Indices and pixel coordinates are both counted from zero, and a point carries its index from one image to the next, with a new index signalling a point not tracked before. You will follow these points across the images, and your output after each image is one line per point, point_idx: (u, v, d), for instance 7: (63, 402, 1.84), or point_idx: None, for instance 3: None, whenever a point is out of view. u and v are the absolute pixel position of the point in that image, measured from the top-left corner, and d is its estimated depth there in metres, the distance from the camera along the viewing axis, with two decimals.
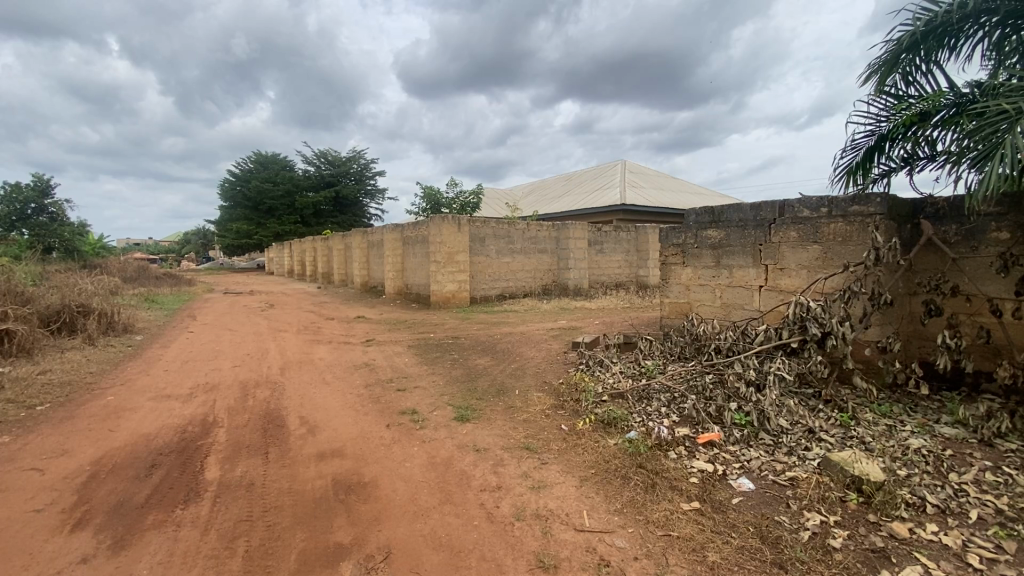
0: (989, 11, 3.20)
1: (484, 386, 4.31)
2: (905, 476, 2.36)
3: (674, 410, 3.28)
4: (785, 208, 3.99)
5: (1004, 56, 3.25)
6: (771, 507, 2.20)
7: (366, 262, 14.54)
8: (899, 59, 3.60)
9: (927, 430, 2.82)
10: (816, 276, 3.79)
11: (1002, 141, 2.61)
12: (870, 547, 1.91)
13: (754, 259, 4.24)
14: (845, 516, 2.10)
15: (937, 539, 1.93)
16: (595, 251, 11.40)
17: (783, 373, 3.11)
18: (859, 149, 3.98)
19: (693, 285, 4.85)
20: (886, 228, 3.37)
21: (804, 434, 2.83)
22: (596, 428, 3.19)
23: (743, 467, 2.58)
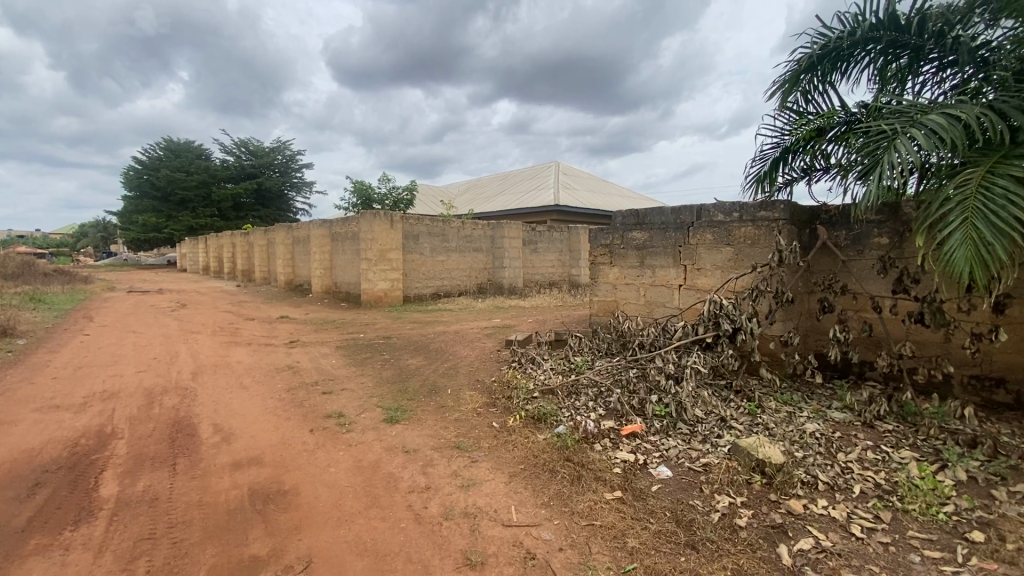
0: (874, 40, 3.61)
1: (416, 386, 4.24)
2: (802, 457, 2.60)
3: (601, 404, 3.41)
4: (702, 213, 4.26)
5: (885, 81, 3.67)
6: (687, 493, 2.35)
7: (291, 258, 13.82)
8: (800, 78, 3.95)
9: (821, 416, 3.12)
10: (728, 275, 4.09)
11: (882, 156, 2.94)
12: (771, 524, 2.08)
13: (674, 260, 4.50)
14: (750, 496, 2.29)
15: (827, 513, 2.15)
16: (529, 250, 11.54)
17: (699, 366, 3.33)
18: (767, 159, 4.33)
19: (619, 284, 5.05)
20: (788, 232, 3.70)
21: (717, 423, 3.03)
22: (527, 424, 3.24)
23: (663, 455, 2.74)
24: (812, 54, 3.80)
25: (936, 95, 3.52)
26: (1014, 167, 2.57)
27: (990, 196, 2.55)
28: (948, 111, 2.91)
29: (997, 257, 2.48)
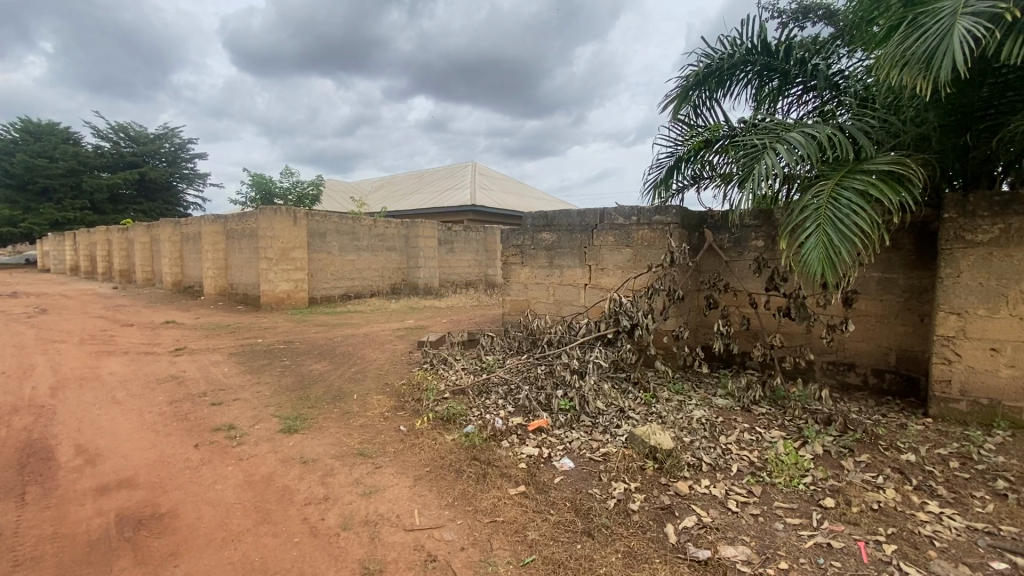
0: (750, 63, 4.02)
1: (319, 393, 4.02)
2: (689, 441, 2.83)
3: (509, 401, 3.47)
4: (605, 215, 4.47)
5: (760, 100, 4.10)
6: (586, 482, 2.47)
7: (179, 257, 12.55)
8: (689, 93, 4.29)
9: (708, 403, 3.42)
10: (628, 275, 4.35)
11: (754, 168, 3.28)
12: (660, 505, 2.24)
13: (580, 260, 4.69)
14: (643, 481, 2.45)
15: (709, 491, 2.35)
16: (444, 250, 11.40)
17: (601, 360, 3.50)
18: (663, 167, 4.65)
19: (530, 284, 5.16)
20: (679, 235, 4.01)
21: (616, 414, 3.21)
22: (435, 425, 3.21)
23: (566, 448, 2.85)
24: (699, 72, 4.15)
25: (801, 115, 3.98)
26: (856, 181, 2.98)
27: (839, 206, 2.95)
28: (806, 130, 3.31)
29: (842, 259, 2.87)
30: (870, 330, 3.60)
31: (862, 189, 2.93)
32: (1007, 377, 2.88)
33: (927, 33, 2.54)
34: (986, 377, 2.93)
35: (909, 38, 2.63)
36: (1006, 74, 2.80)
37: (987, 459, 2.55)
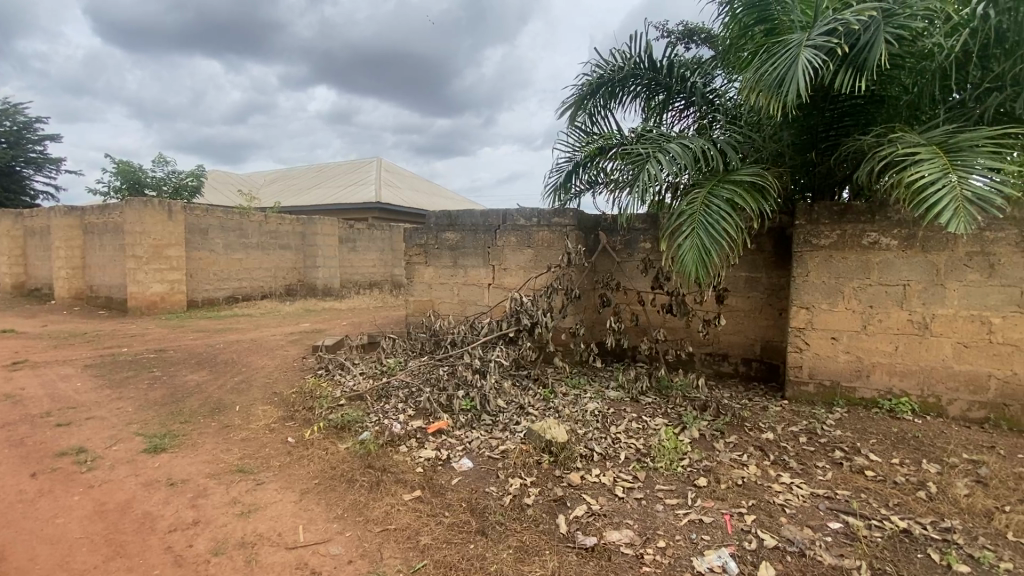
0: (638, 77, 4.30)
1: (194, 406, 3.62)
2: (583, 433, 2.96)
3: (410, 405, 3.40)
4: (507, 216, 4.54)
5: (648, 112, 4.38)
6: (484, 481, 2.48)
7: (20, 254, 10.70)
8: (585, 101, 4.49)
9: (601, 395, 3.60)
10: (529, 275, 4.45)
11: (639, 174, 3.51)
12: (553, 497, 2.31)
13: (483, 260, 4.70)
14: (539, 475, 2.51)
15: (599, 480, 2.47)
16: (346, 249, 10.82)
17: (502, 359, 3.53)
18: (562, 171, 4.81)
19: (433, 284, 5.07)
20: (576, 236, 4.20)
21: (516, 411, 3.27)
22: (328, 434, 3.04)
23: (465, 448, 2.84)
24: (592, 81, 4.36)
25: (681, 128, 4.33)
26: (724, 190, 3.31)
27: (710, 212, 3.25)
28: (682, 141, 3.61)
29: (711, 259, 3.19)
30: (739, 324, 4.02)
31: (728, 197, 3.26)
32: (844, 362, 3.35)
33: (779, 61, 2.88)
34: (828, 362, 3.39)
35: (765, 63, 2.98)
36: (843, 101, 3.27)
37: (828, 434, 2.95)
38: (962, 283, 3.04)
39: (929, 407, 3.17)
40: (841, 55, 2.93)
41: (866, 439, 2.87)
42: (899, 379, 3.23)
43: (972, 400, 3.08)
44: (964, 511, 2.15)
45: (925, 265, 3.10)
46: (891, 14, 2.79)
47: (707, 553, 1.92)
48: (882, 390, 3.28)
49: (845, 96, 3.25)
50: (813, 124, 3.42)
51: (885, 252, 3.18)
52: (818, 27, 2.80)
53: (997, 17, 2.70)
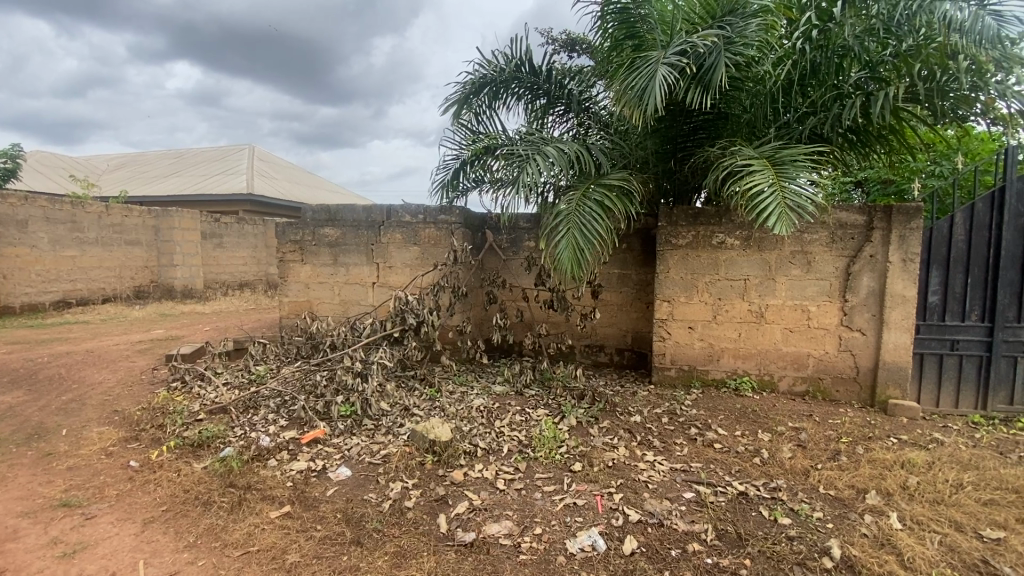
0: (520, 80, 4.42)
1: (3, 435, 3.00)
2: (468, 430, 2.96)
3: (282, 415, 3.15)
4: (391, 213, 4.39)
5: (531, 115, 4.52)
6: (362, 488, 2.38)
7: None
8: (470, 99, 4.51)
9: (487, 391, 3.65)
10: (416, 273, 4.37)
11: (519, 175, 3.60)
12: (434, 497, 2.29)
13: (366, 258, 4.50)
14: (421, 477, 2.47)
15: (482, 475, 2.50)
16: (210, 246, 9.70)
17: (385, 361, 3.41)
18: (449, 168, 4.77)
19: (311, 284, 4.73)
20: (462, 234, 4.21)
21: (400, 413, 3.19)
22: (182, 454, 2.71)
23: (344, 456, 2.71)
24: (475, 80, 4.40)
25: (561, 132, 4.53)
26: (597, 193, 3.54)
27: (584, 213, 3.46)
28: (560, 145, 3.78)
29: (586, 258, 3.40)
30: (614, 317, 4.32)
31: (600, 200, 3.49)
32: (698, 348, 3.77)
33: (640, 74, 3.15)
34: (686, 349, 3.78)
35: (629, 76, 3.25)
36: (696, 116, 3.65)
37: (686, 414, 3.29)
38: (788, 277, 3.56)
39: (765, 384, 3.67)
40: (691, 74, 3.26)
41: (716, 416, 3.25)
42: (742, 361, 3.70)
43: (796, 376, 3.62)
44: (788, 471, 2.52)
45: (760, 262, 3.59)
46: (729, 42, 3.15)
47: (579, 534, 2.03)
48: (729, 371, 3.73)
49: (697, 112, 3.62)
50: (673, 134, 3.77)
51: (730, 251, 3.62)
52: (672, 47, 3.12)
53: (812, 52, 3.29)
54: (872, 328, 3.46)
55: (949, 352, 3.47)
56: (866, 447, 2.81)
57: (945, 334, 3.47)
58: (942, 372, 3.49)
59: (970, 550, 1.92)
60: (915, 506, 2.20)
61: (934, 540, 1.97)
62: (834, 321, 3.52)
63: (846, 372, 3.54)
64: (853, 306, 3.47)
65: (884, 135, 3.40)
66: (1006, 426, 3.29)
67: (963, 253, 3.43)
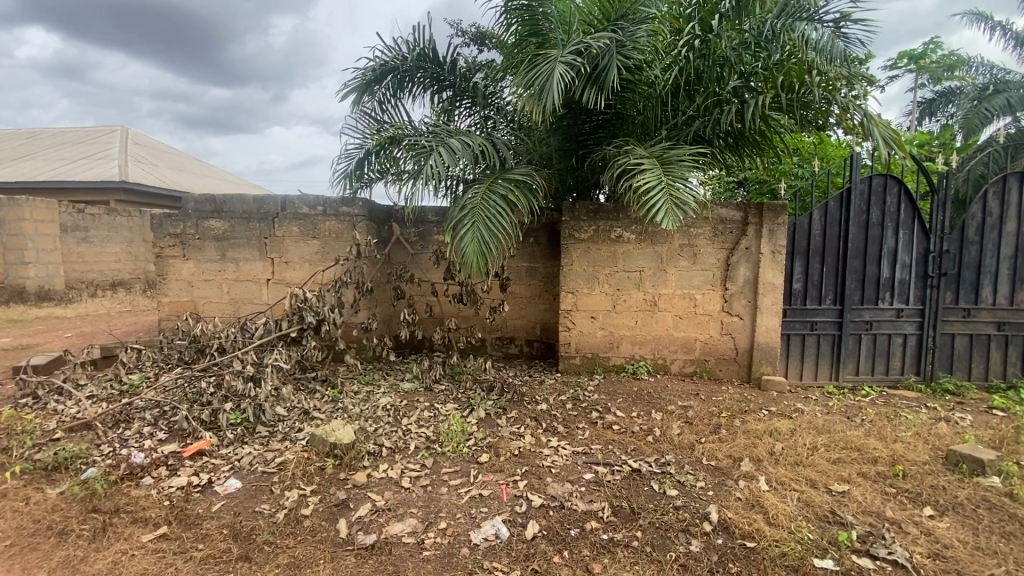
0: (424, 70, 4.33)
1: None
2: (372, 430, 2.87)
3: (161, 427, 2.86)
4: (286, 204, 4.11)
5: (437, 106, 4.44)
6: (254, 500, 2.23)
7: None
8: (371, 87, 4.33)
9: (395, 389, 3.56)
10: (315, 268, 4.15)
11: (422, 166, 3.53)
12: (334, 502, 2.20)
13: (259, 253, 4.18)
14: (321, 482, 2.36)
15: (386, 475, 2.43)
16: (73, 240, 8.44)
17: (281, 363, 3.18)
18: (352, 158, 4.55)
19: (195, 282, 4.30)
20: (365, 227, 4.07)
21: (298, 417, 3.03)
22: (33, 480, 2.36)
23: (233, 467, 2.51)
24: (377, 67, 4.24)
25: (468, 125, 4.50)
26: (501, 187, 3.57)
27: (488, 207, 3.48)
28: (464, 138, 3.76)
29: (489, 250, 3.42)
30: (522, 309, 4.40)
31: (504, 194, 3.53)
32: (600, 337, 3.96)
33: (540, 71, 3.23)
34: (589, 338, 3.96)
35: (530, 72, 3.32)
36: (596, 116, 3.82)
37: (589, 399, 3.45)
38: (678, 268, 3.84)
39: (659, 367, 3.95)
40: (587, 74, 3.40)
41: (615, 399, 3.44)
42: (639, 347, 3.95)
43: (686, 359, 3.93)
44: (676, 446, 2.74)
45: (654, 254, 3.84)
46: (621, 45, 3.32)
47: (483, 524, 2.05)
48: (628, 357, 3.96)
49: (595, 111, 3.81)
50: (574, 132, 3.93)
51: (627, 245, 3.84)
52: (569, 46, 3.23)
53: (695, 60, 3.55)
54: (748, 313, 3.85)
55: (809, 332, 3.96)
56: (742, 419, 3.13)
57: (806, 316, 3.95)
58: (804, 350, 3.97)
59: (822, 503, 2.21)
60: (779, 469, 2.49)
61: (793, 497, 2.25)
62: (716, 307, 3.87)
63: (727, 353, 3.91)
64: (732, 294, 3.83)
65: (756, 138, 3.76)
66: (852, 394, 3.82)
67: (819, 246, 3.91)
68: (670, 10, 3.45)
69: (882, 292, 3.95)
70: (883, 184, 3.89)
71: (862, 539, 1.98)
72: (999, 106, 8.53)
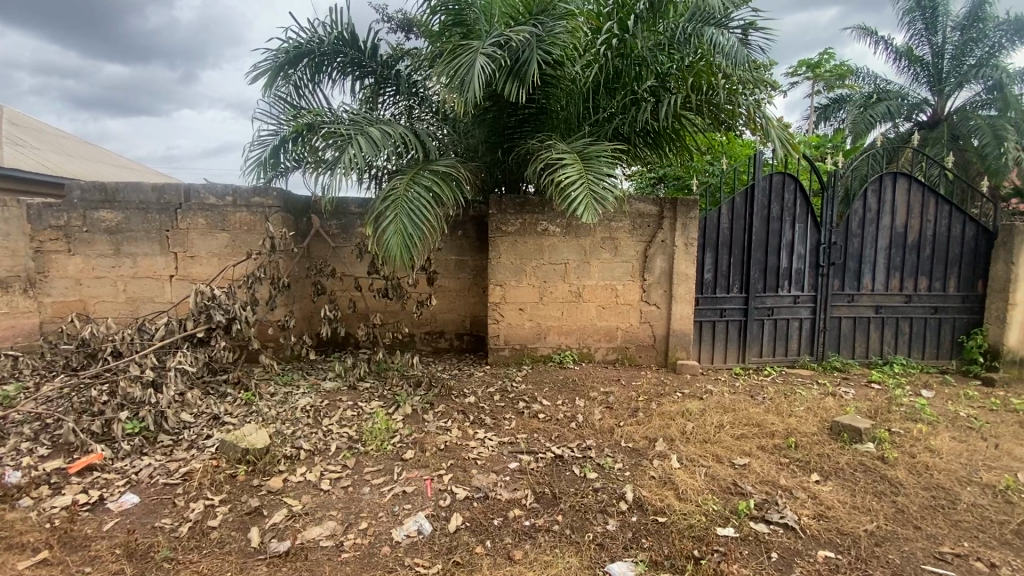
0: (342, 54, 4.15)
1: None
2: (290, 433, 2.74)
3: (43, 442, 2.57)
4: (190, 193, 3.79)
5: (357, 93, 4.27)
6: (154, 515, 2.07)
7: None
8: (285, 70, 4.08)
9: (315, 389, 3.42)
10: (226, 263, 3.88)
11: (340, 156, 3.39)
12: (246, 510, 2.09)
13: (160, 247, 3.84)
14: (231, 490, 2.23)
15: (303, 478, 2.33)
16: None
17: (187, 366, 2.90)
18: (265, 145, 4.28)
19: (84, 279, 3.88)
20: (280, 219, 3.88)
21: (207, 423, 2.84)
22: None
23: (130, 481, 2.31)
24: (290, 49, 4.00)
25: (392, 114, 4.38)
26: (424, 178, 3.51)
27: (410, 199, 3.41)
28: (384, 127, 3.65)
29: (412, 243, 3.35)
30: (450, 302, 4.38)
31: (428, 185, 3.48)
32: (527, 328, 4.02)
33: (460, 62, 3.20)
34: (517, 330, 4.01)
35: (451, 63, 3.28)
36: (521, 109, 3.86)
37: (516, 389, 3.50)
38: (600, 260, 3.98)
39: (584, 356, 4.08)
40: (508, 68, 3.42)
41: (541, 389, 3.52)
42: (565, 337, 4.06)
43: (608, 347, 4.09)
44: (598, 431, 2.85)
45: (578, 247, 3.95)
46: (540, 40, 3.34)
47: (406, 521, 2.03)
48: (554, 347, 4.06)
49: (520, 105, 3.85)
50: (500, 125, 3.96)
51: (552, 238, 3.92)
52: (489, 38, 3.22)
53: (614, 58, 3.67)
54: (664, 302, 4.06)
55: (719, 318, 4.25)
56: (658, 402, 3.31)
57: (716, 304, 4.23)
58: (714, 335, 4.26)
59: (725, 476, 2.40)
60: (690, 447, 2.67)
61: (702, 473, 2.41)
62: (636, 297, 4.05)
63: (646, 340, 4.11)
64: (650, 284, 4.03)
65: (671, 137, 3.95)
66: (756, 374, 4.16)
67: (728, 238, 4.20)
68: (591, 9, 3.54)
69: (781, 281, 4.32)
70: (782, 182, 4.23)
71: (759, 507, 2.17)
72: (880, 113, 9.61)
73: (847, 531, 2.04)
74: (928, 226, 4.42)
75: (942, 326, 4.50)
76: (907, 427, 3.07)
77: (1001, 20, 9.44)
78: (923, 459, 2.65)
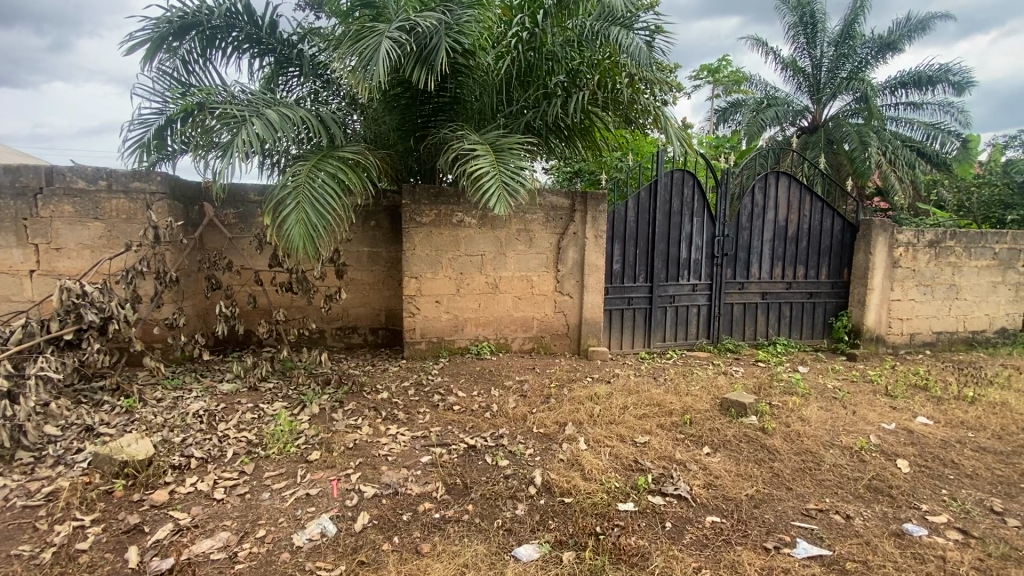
0: (237, 29, 3.83)
1: None
2: (179, 441, 2.51)
3: None
4: (54, 176, 3.33)
5: (256, 72, 3.96)
6: (8, 543, 1.82)
7: None
8: (170, 43, 3.70)
9: (210, 391, 3.17)
10: (100, 256, 3.46)
11: (232, 139, 3.13)
12: (123, 528, 1.90)
13: (16, 238, 3.34)
14: (107, 507, 2.01)
15: (192, 489, 2.16)
16: None
17: (51, 373, 2.55)
18: (148, 125, 3.85)
19: None
20: (166, 207, 3.53)
21: (78, 435, 2.54)
22: None
23: None
24: (175, 20, 3.62)
25: (296, 97, 4.11)
26: (328, 165, 3.35)
27: (314, 187, 3.23)
28: (283, 110, 3.42)
29: (317, 234, 3.18)
30: (361, 296, 4.23)
31: (332, 172, 3.32)
32: (444, 320, 3.99)
33: (365, 44, 3.10)
34: (433, 322, 3.97)
35: (355, 45, 3.16)
36: (433, 98, 3.81)
37: (430, 383, 3.47)
38: (515, 251, 4.03)
39: (500, 346, 4.13)
40: (415, 54, 3.36)
41: (457, 380, 3.52)
42: (482, 328, 4.08)
43: (524, 337, 4.17)
44: (510, 419, 2.90)
45: (492, 238, 3.97)
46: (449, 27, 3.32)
47: (308, 524, 1.95)
48: (471, 338, 4.07)
49: (432, 93, 3.80)
50: (413, 114, 3.88)
51: (467, 229, 3.90)
52: (395, 22, 3.15)
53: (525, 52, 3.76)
54: (576, 291, 4.21)
55: (627, 307, 4.48)
56: (569, 388, 3.43)
57: (624, 293, 4.46)
58: (623, 322, 4.49)
59: (628, 455, 2.54)
60: (597, 429, 2.80)
61: (607, 453, 2.54)
62: (550, 287, 4.16)
63: (560, 329, 4.24)
64: (563, 275, 4.15)
65: (581, 133, 4.07)
66: (660, 358, 4.44)
67: (634, 231, 4.43)
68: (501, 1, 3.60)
69: (682, 270, 4.63)
70: (681, 178, 4.53)
71: (656, 481, 2.33)
72: (769, 118, 10.58)
73: (731, 497, 2.25)
74: (804, 220, 4.94)
75: (816, 309, 5.07)
76: (785, 400, 3.43)
77: (867, 39, 10.71)
78: (796, 427, 2.98)
